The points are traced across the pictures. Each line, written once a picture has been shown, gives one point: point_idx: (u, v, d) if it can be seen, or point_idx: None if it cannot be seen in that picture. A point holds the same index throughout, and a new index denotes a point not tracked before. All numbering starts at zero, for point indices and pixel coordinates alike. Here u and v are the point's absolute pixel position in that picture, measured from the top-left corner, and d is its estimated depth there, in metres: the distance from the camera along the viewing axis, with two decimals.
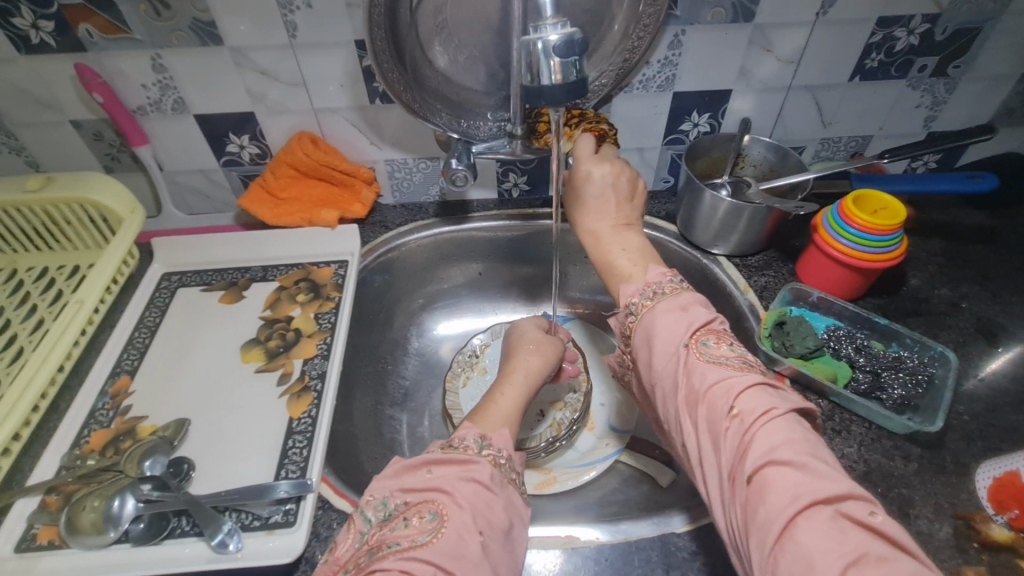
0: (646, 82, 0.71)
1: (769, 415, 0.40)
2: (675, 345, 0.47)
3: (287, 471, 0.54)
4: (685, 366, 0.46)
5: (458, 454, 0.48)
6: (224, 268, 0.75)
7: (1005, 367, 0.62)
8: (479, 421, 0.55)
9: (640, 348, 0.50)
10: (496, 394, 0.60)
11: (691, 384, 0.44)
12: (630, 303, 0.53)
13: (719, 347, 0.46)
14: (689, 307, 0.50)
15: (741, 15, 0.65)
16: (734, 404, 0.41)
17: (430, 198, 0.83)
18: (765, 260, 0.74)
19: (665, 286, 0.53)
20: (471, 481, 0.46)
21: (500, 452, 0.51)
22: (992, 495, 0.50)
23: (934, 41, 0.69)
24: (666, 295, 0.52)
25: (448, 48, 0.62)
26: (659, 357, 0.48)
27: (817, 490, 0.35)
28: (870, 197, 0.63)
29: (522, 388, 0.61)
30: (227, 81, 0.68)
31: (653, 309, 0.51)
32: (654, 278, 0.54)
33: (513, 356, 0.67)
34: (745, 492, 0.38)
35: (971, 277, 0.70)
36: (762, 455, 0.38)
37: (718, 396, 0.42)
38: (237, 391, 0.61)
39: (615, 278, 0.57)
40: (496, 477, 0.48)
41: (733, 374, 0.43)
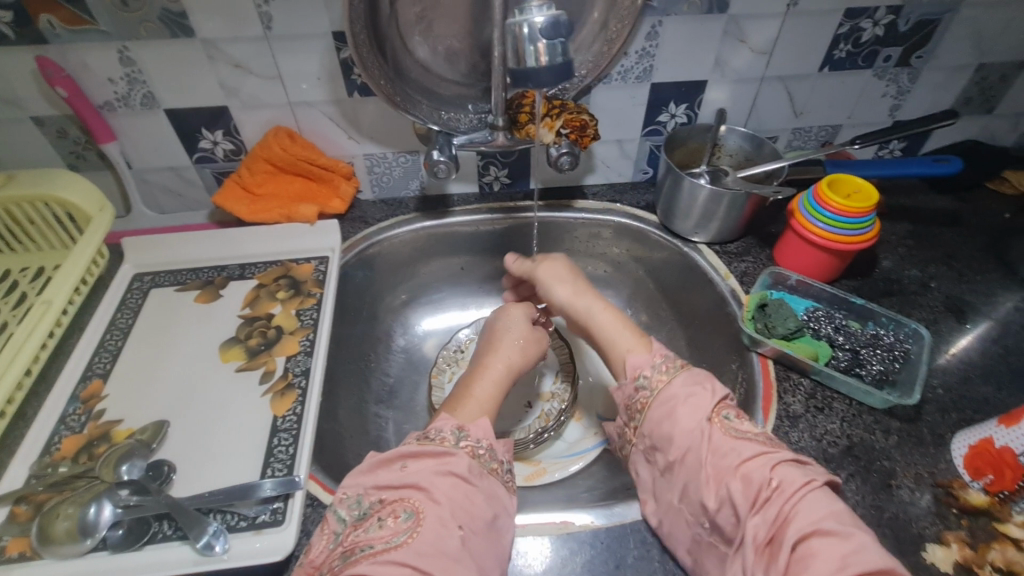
0: (625, 73, 0.72)
1: (808, 488, 0.43)
2: (699, 416, 0.49)
3: (273, 470, 0.53)
4: (711, 440, 0.48)
5: (435, 447, 0.48)
6: (198, 267, 0.73)
7: (976, 342, 0.64)
8: (451, 408, 0.57)
9: (652, 425, 0.52)
10: (469, 388, 0.60)
11: (719, 457, 0.47)
12: (641, 374, 0.55)
13: (741, 422, 0.49)
14: (707, 384, 0.52)
15: (715, 6, 0.67)
16: (771, 476, 0.44)
17: (410, 192, 0.82)
18: (744, 246, 0.75)
19: (674, 359, 0.55)
20: (449, 474, 0.46)
21: (480, 442, 0.50)
22: (968, 463, 0.51)
23: (898, 32, 0.72)
24: (678, 368, 0.54)
25: (427, 39, 0.62)
26: (680, 430, 0.49)
27: (865, 560, 0.38)
28: (843, 181, 0.65)
29: (500, 387, 0.61)
30: (199, 73, 0.66)
31: (669, 384, 0.53)
32: (660, 351, 0.57)
33: (494, 348, 0.65)
34: (790, 563, 0.40)
35: (938, 259, 0.73)
36: (807, 525, 0.41)
37: (753, 468, 0.45)
38: (216, 391, 0.60)
39: (618, 351, 0.60)
40: (475, 469, 0.48)
41: (766, 449, 0.46)
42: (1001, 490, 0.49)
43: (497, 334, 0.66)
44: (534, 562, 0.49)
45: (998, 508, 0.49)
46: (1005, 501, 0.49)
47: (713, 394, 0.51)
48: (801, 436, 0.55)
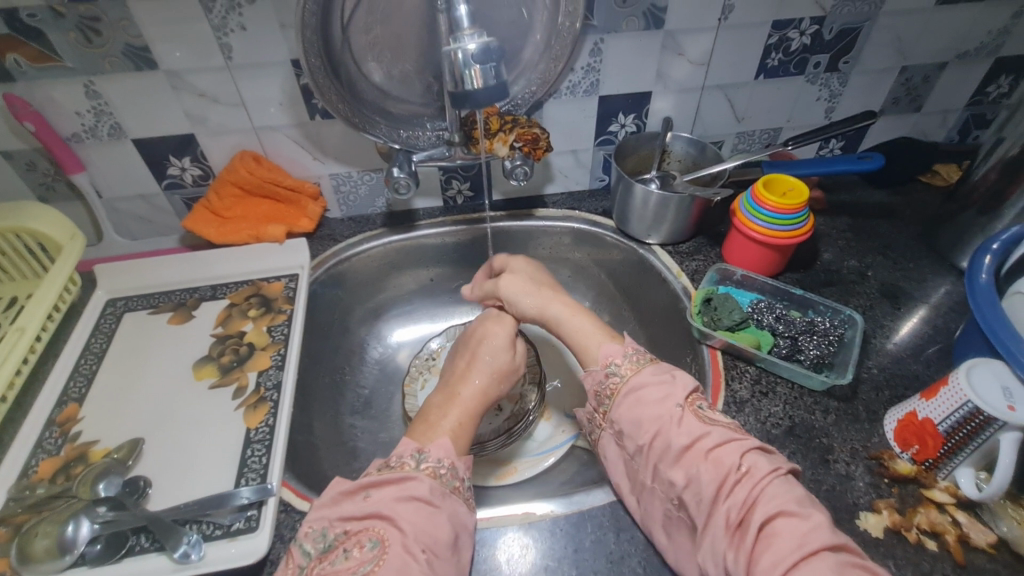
0: (573, 88, 0.76)
1: (775, 473, 0.46)
2: (671, 403, 0.51)
3: (246, 479, 0.55)
4: (684, 426, 0.50)
5: (395, 474, 0.51)
6: (170, 290, 0.75)
7: (909, 324, 0.69)
8: (416, 436, 0.57)
9: (625, 411, 0.53)
10: (441, 417, 0.59)
11: (691, 443, 0.48)
12: (612, 362, 0.57)
13: (713, 412, 0.52)
14: (675, 373, 0.54)
15: (652, 23, 0.72)
16: (741, 462, 0.46)
17: (377, 209, 0.86)
18: (695, 246, 0.79)
19: (644, 353, 0.58)
20: (411, 499, 0.49)
21: (440, 463, 0.53)
22: (898, 435, 0.56)
23: (823, 40, 0.77)
24: (649, 361, 0.56)
25: (382, 64, 0.65)
26: (653, 416, 0.51)
27: (825, 538, 0.41)
28: (778, 180, 0.70)
29: (472, 418, 0.60)
30: (165, 104, 0.68)
31: (638, 372, 0.55)
32: (631, 344, 0.59)
33: (467, 378, 0.64)
34: (755, 542, 0.42)
35: (875, 249, 0.78)
36: (773, 507, 0.43)
37: (723, 453, 0.47)
38: (190, 407, 0.61)
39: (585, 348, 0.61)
40: (436, 491, 0.50)
41: (736, 436, 0.49)
42: (927, 459, 0.53)
43: (472, 361, 0.66)
44: (500, 550, 0.52)
45: (925, 475, 0.53)
46: (930, 469, 0.53)
47: (685, 382, 0.53)
48: (746, 420, 0.59)
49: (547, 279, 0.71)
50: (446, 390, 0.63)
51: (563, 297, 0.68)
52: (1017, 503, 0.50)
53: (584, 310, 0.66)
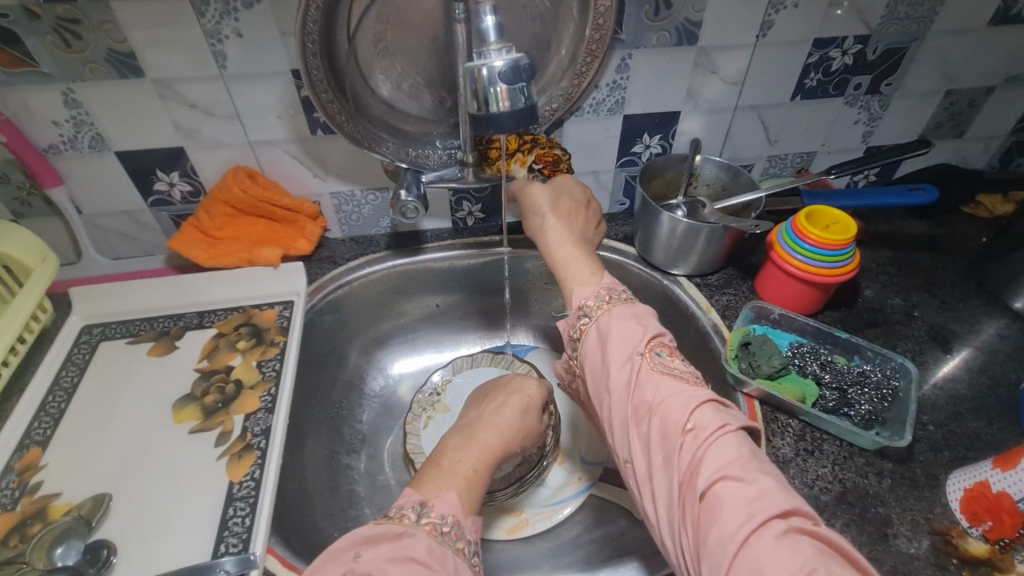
0: (596, 105, 0.71)
1: (723, 430, 0.41)
2: (627, 354, 0.48)
3: (226, 546, 0.48)
4: (637, 375, 0.46)
5: (391, 528, 0.44)
6: (153, 316, 0.68)
7: (964, 374, 0.63)
8: (422, 486, 0.49)
9: (589, 354, 0.50)
10: (455, 460, 0.52)
11: (642, 399, 0.45)
12: (585, 305, 0.53)
13: (672, 359, 0.48)
14: (644, 316, 0.51)
15: (685, 39, 0.66)
16: (688, 419, 0.42)
17: (381, 229, 0.80)
18: (725, 278, 0.74)
19: (617, 293, 0.53)
20: (408, 560, 0.41)
21: (444, 519, 0.45)
22: (965, 508, 0.49)
23: (867, 60, 0.72)
24: (621, 300, 0.52)
25: (390, 76, 0.59)
26: (612, 364, 0.48)
27: (769, 505, 0.36)
28: (821, 213, 0.64)
29: (488, 466, 0.53)
30: (152, 114, 0.62)
31: (608, 313, 0.51)
32: (608, 283, 0.55)
33: (490, 420, 0.57)
34: (698, 512, 0.38)
35: (920, 286, 0.72)
36: (715, 471, 0.39)
37: (670, 410, 0.43)
38: (166, 456, 0.55)
39: (567, 278, 0.57)
40: (436, 551, 0.43)
41: (689, 389, 0.44)
42: (1001, 538, 0.46)
43: (499, 406, 0.59)
44: None
45: (998, 557, 0.47)
46: (1005, 550, 0.46)
47: (648, 329, 0.49)
48: (792, 483, 0.53)
49: (572, 208, 0.63)
50: (464, 431, 0.56)
51: (568, 227, 0.61)
52: None
53: (573, 240, 0.60)
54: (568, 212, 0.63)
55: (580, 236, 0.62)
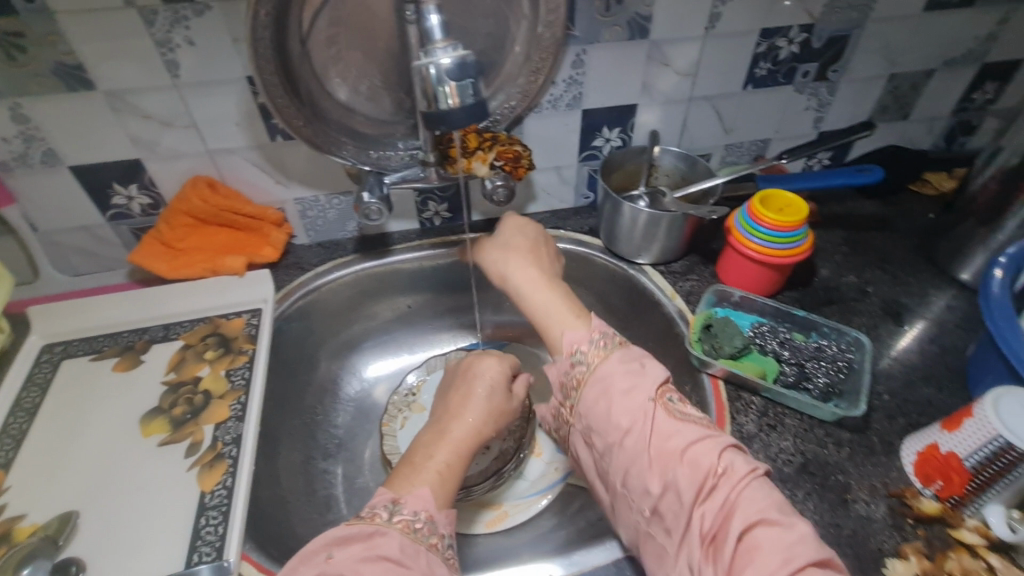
0: (555, 101, 0.72)
1: (750, 474, 0.44)
2: (643, 401, 0.50)
3: (199, 556, 0.48)
4: (656, 422, 0.48)
5: (363, 528, 0.45)
6: (116, 332, 0.67)
7: (916, 344, 0.65)
8: (395, 483, 0.50)
9: (596, 402, 0.52)
10: (426, 456, 0.53)
11: (666, 447, 0.47)
12: (577, 350, 0.56)
13: (684, 406, 0.50)
14: (645, 361, 0.53)
15: (636, 33, 0.68)
16: (717, 463, 0.45)
17: (347, 233, 0.79)
18: (688, 264, 0.75)
19: (612, 336, 0.56)
20: (379, 559, 0.42)
21: (416, 516, 0.47)
22: (918, 470, 0.52)
23: (812, 48, 0.74)
24: (616, 346, 0.55)
25: (347, 80, 0.59)
26: (626, 412, 0.49)
27: (804, 548, 0.39)
28: (775, 196, 0.66)
29: (461, 458, 0.54)
30: (104, 126, 0.61)
31: (606, 360, 0.54)
32: (599, 327, 0.58)
33: (461, 412, 0.57)
34: (736, 557, 0.41)
35: (873, 263, 0.75)
36: (751, 515, 0.42)
37: (699, 454, 0.46)
38: (134, 471, 0.54)
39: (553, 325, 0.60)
40: (408, 548, 0.44)
41: (710, 434, 0.47)
42: (951, 496, 0.49)
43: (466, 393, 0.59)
44: None
45: (950, 514, 0.49)
46: (955, 507, 0.49)
47: (654, 374, 0.52)
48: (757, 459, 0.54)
49: (534, 248, 0.67)
50: (436, 425, 0.57)
51: (540, 269, 0.65)
52: None
53: (558, 286, 0.64)
54: (535, 250, 0.67)
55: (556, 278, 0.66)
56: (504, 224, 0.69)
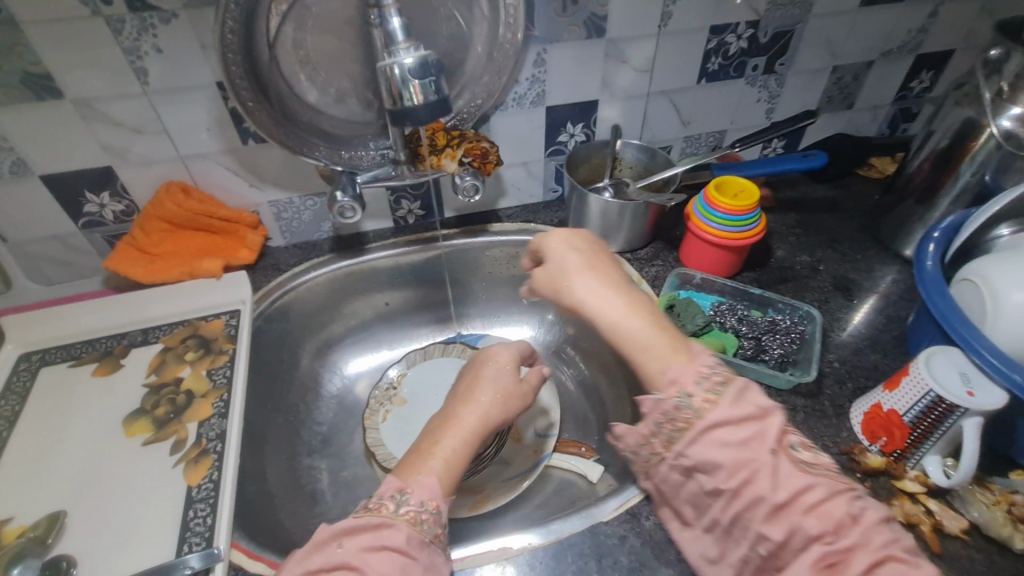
0: (519, 99, 0.75)
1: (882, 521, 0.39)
2: (765, 448, 0.41)
3: (189, 545, 0.49)
4: (779, 469, 0.40)
5: (370, 518, 0.45)
6: (94, 338, 0.68)
7: (864, 316, 0.70)
8: (403, 471, 0.51)
9: (699, 449, 0.42)
10: (434, 444, 0.53)
11: (793, 497, 0.39)
12: (682, 392, 0.44)
13: (806, 451, 0.43)
14: (761, 403, 0.44)
15: (594, 32, 0.71)
16: (851, 508, 0.39)
17: (323, 234, 0.81)
18: (653, 251, 0.79)
19: (721, 373, 0.45)
20: (384, 550, 0.43)
21: (422, 506, 0.46)
22: (865, 428, 0.56)
23: (759, 44, 0.79)
24: (726, 386, 0.44)
25: (315, 82, 0.61)
26: (739, 460, 0.41)
27: None
28: (729, 183, 0.71)
29: (469, 444, 0.53)
30: (74, 135, 0.62)
31: (717, 407, 0.43)
32: (705, 362, 0.47)
33: (470, 399, 0.57)
34: None
35: (824, 243, 0.80)
36: (878, 557, 0.37)
37: (832, 503, 0.39)
38: (119, 470, 0.55)
39: (643, 360, 0.49)
40: (414, 539, 0.44)
41: (841, 482, 0.41)
42: (895, 450, 0.53)
43: (477, 382, 0.60)
44: None
45: (894, 466, 0.53)
46: (899, 459, 0.53)
47: (769, 416, 0.43)
48: None
49: (591, 260, 0.55)
50: (446, 414, 0.57)
51: (610, 286, 0.53)
52: (983, 488, 0.51)
53: (639, 304, 0.52)
54: (596, 262, 0.55)
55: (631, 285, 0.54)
56: (556, 238, 0.57)
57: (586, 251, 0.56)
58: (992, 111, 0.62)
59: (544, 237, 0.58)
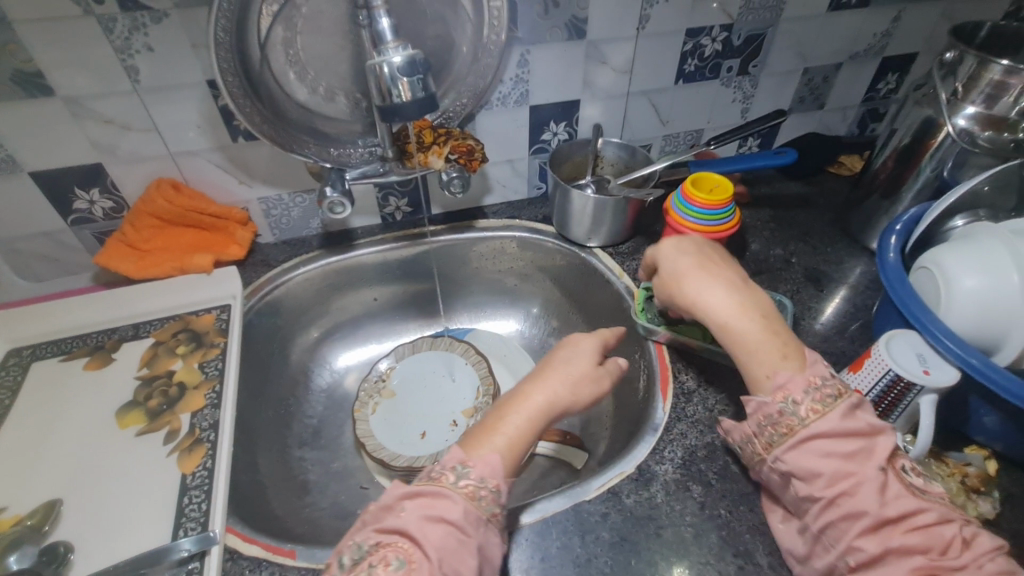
0: (503, 99, 0.77)
1: (991, 550, 0.41)
2: (873, 465, 0.44)
3: (185, 530, 0.51)
4: (887, 486, 0.43)
5: (431, 487, 0.47)
6: (85, 333, 0.69)
7: (833, 305, 0.74)
8: (469, 441, 0.52)
9: (798, 456, 0.46)
10: (500, 418, 0.53)
11: (899, 516, 0.42)
12: (788, 396, 0.48)
13: (916, 475, 0.45)
14: (873, 421, 0.46)
15: (574, 34, 0.74)
16: (961, 532, 0.42)
17: (311, 230, 0.83)
18: (634, 245, 0.82)
19: (833, 386, 0.48)
20: (441, 521, 0.44)
21: (482, 483, 0.47)
22: None
23: (733, 46, 0.82)
24: (836, 399, 0.47)
25: (305, 81, 0.63)
26: (843, 471, 0.44)
27: None
28: (704, 179, 0.74)
29: (535, 425, 0.53)
30: (65, 133, 0.63)
31: (825, 417, 0.46)
32: (816, 374, 0.49)
33: (542, 377, 0.56)
34: None
35: (796, 237, 0.84)
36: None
37: (940, 526, 0.42)
38: (114, 461, 0.56)
39: (751, 362, 0.52)
40: (471, 515, 0.45)
41: (947, 509, 0.43)
42: None
43: (550, 362, 0.58)
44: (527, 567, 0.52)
45: None
46: None
47: (882, 436, 0.45)
48: (696, 409, 0.61)
49: (702, 263, 0.59)
50: (516, 390, 0.56)
51: (725, 288, 0.56)
52: (940, 461, 0.54)
53: (755, 310, 0.55)
54: (708, 264, 0.59)
55: (742, 288, 0.57)
56: (666, 246, 0.62)
57: (700, 258, 0.60)
58: (948, 111, 0.66)
59: (656, 248, 0.63)
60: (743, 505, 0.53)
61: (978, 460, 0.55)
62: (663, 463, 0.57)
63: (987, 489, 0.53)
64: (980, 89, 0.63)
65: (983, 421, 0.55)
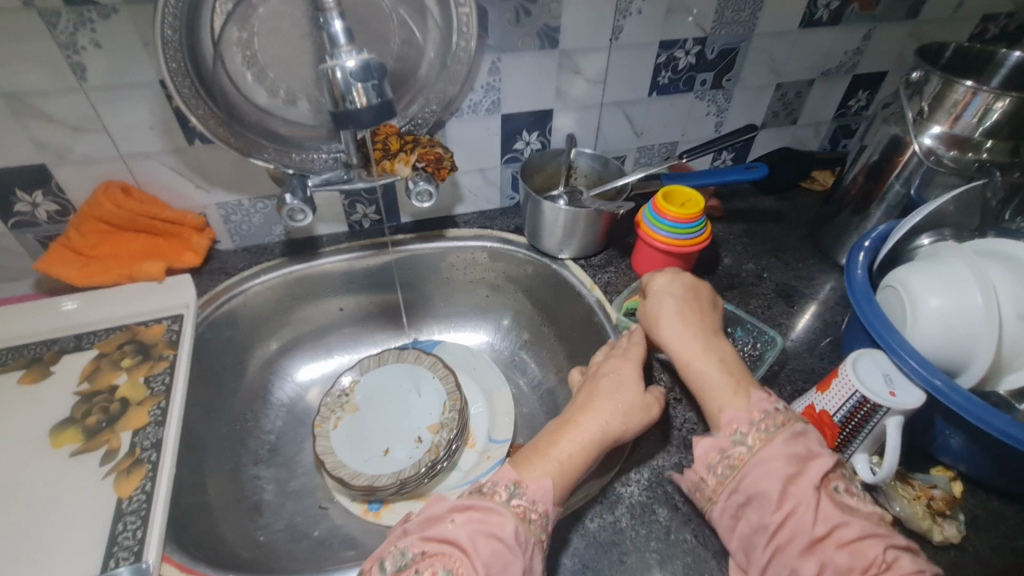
0: (474, 106, 0.76)
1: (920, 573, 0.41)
2: (809, 484, 0.45)
3: (116, 560, 0.47)
4: (819, 507, 0.44)
5: (482, 502, 0.46)
6: (22, 345, 0.65)
7: (803, 321, 0.74)
8: (522, 462, 0.51)
9: (747, 484, 0.46)
10: (551, 443, 0.52)
11: (831, 533, 0.43)
12: (737, 431, 0.49)
13: (852, 496, 0.46)
14: (812, 446, 0.47)
15: (547, 43, 0.72)
16: (884, 553, 0.41)
17: (274, 237, 0.80)
18: (606, 258, 0.81)
19: (776, 417, 0.49)
20: (491, 537, 0.44)
21: (533, 505, 0.47)
22: None
23: (707, 60, 0.82)
24: (781, 428, 0.48)
25: (263, 83, 0.60)
26: (784, 493, 0.45)
27: None
28: (676, 192, 0.73)
29: (587, 453, 0.52)
30: (3, 131, 0.59)
31: (769, 445, 0.47)
32: (761, 405, 0.50)
33: (592, 404, 0.55)
34: None
35: (768, 252, 0.84)
36: None
37: (865, 544, 0.42)
38: (43, 484, 0.52)
39: (706, 399, 0.54)
40: (521, 536, 0.44)
41: (877, 528, 0.43)
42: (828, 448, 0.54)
43: (598, 386, 0.57)
44: None
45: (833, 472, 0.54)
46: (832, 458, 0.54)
47: (819, 459, 0.47)
48: (666, 428, 0.60)
49: (683, 309, 0.60)
50: (566, 417, 0.55)
51: (691, 330, 0.58)
52: (906, 483, 0.53)
53: (715, 353, 0.56)
54: (688, 310, 0.60)
55: (711, 331, 0.59)
56: (658, 283, 0.63)
57: (678, 298, 0.61)
58: (915, 129, 0.66)
59: (649, 279, 0.64)
60: (709, 530, 0.52)
61: (943, 482, 0.54)
62: (629, 485, 0.55)
63: (952, 512, 0.52)
64: (946, 109, 0.63)
65: (950, 442, 0.54)
